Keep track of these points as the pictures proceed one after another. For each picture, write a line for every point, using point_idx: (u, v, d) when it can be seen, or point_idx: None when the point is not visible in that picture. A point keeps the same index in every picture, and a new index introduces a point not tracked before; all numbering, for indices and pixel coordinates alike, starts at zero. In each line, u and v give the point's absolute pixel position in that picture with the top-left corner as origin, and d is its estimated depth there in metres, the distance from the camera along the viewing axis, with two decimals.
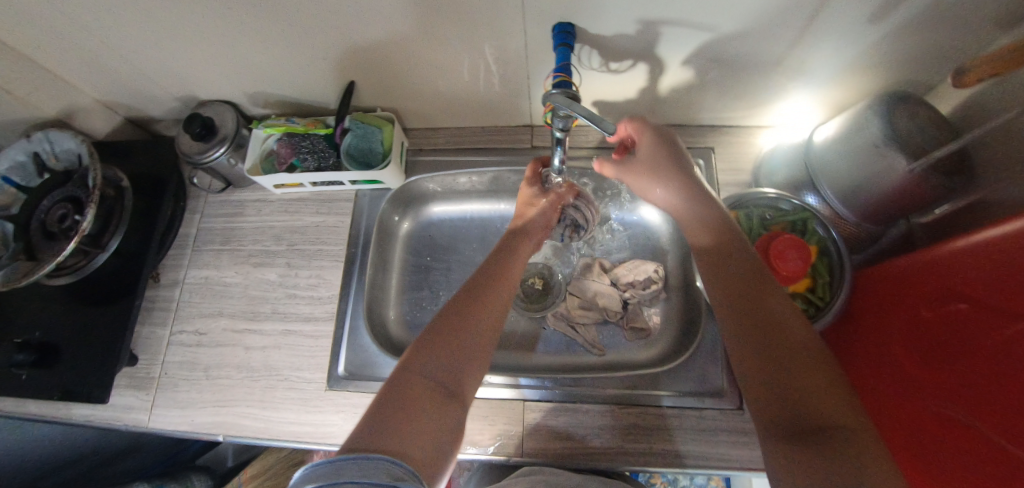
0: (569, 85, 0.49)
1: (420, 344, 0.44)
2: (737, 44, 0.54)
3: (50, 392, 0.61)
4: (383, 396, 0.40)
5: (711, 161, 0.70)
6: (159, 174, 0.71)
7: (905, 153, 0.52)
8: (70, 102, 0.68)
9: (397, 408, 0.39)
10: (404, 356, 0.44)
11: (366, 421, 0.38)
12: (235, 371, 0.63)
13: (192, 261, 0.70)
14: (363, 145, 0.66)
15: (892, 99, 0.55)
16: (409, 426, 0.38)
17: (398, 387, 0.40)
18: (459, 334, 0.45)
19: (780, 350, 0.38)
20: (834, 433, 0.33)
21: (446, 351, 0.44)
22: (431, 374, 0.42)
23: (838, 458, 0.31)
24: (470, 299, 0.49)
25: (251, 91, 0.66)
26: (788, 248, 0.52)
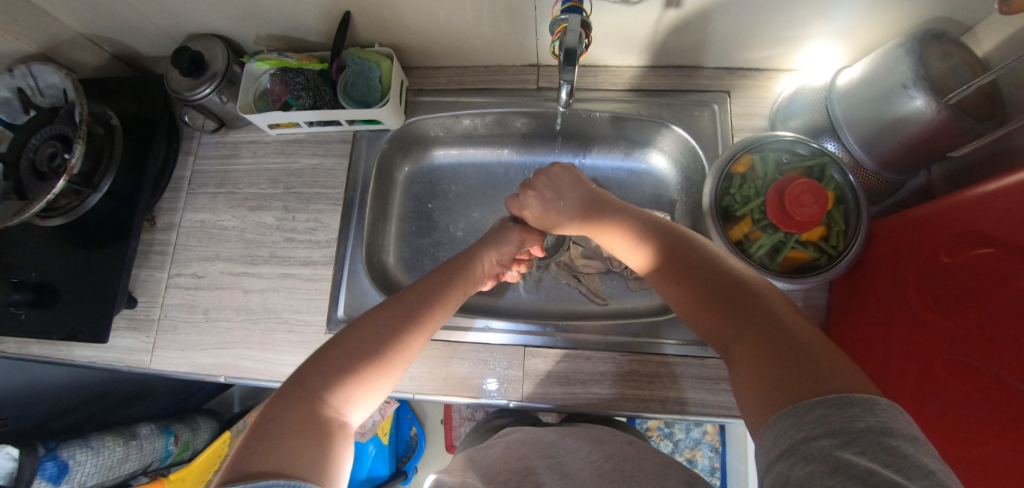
0: (579, 10, 0.46)
1: (317, 358, 0.42)
2: None
3: (49, 332, 0.61)
4: (263, 415, 0.36)
5: (725, 105, 0.67)
6: (148, 113, 0.68)
7: (935, 92, 0.48)
8: (51, 34, 0.64)
9: (272, 432, 0.35)
10: (300, 372, 0.41)
11: (238, 448, 0.33)
12: (234, 313, 0.63)
13: (188, 204, 0.69)
14: (361, 82, 0.63)
15: (926, 35, 0.51)
16: (282, 445, 0.33)
17: (289, 399, 0.38)
18: (351, 348, 0.43)
19: (715, 295, 0.41)
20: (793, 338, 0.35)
21: (341, 373, 0.41)
22: (318, 390, 0.39)
23: (799, 361, 0.33)
24: (377, 316, 0.47)
25: (241, 22, 0.62)
26: (804, 193, 0.49)
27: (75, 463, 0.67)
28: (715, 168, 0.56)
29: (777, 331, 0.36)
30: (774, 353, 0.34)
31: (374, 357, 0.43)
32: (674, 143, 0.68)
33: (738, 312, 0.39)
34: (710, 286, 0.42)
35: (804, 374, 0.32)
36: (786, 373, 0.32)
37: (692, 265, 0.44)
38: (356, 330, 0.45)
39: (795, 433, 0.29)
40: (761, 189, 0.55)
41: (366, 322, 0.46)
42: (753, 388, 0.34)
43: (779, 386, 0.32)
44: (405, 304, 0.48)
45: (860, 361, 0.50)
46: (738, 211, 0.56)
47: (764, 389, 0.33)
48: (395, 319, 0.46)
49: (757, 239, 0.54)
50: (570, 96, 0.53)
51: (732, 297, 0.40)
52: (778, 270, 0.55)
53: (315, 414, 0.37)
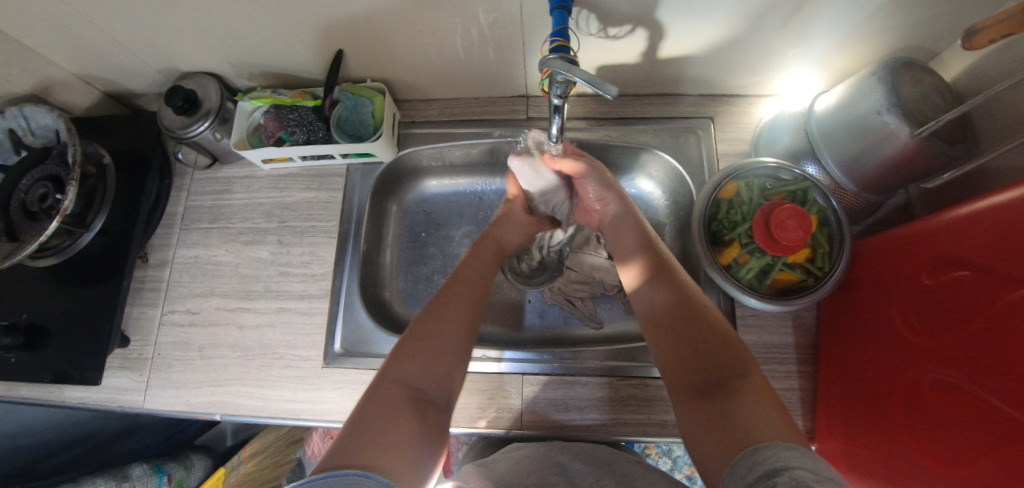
0: (567, 49, 0.47)
1: (399, 349, 0.44)
2: (741, 7, 0.52)
3: (40, 374, 0.60)
4: (361, 412, 0.38)
5: (710, 131, 0.69)
6: (141, 151, 0.68)
7: (909, 120, 0.50)
8: (45, 76, 0.65)
9: (375, 421, 0.37)
10: (382, 363, 0.43)
11: (341, 437, 0.36)
12: (229, 350, 0.63)
13: (181, 240, 0.68)
14: (354, 118, 0.64)
15: (898, 64, 0.53)
16: (382, 439, 0.36)
17: (375, 396, 0.40)
18: (433, 335, 0.45)
19: (696, 338, 0.41)
20: (736, 388, 0.36)
21: (417, 359, 0.43)
22: (405, 381, 0.41)
23: (738, 414, 0.34)
24: (436, 310, 0.47)
25: (235, 62, 0.64)
26: (789, 218, 0.51)
27: None
28: (703, 195, 0.57)
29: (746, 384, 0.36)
30: (742, 404, 0.35)
31: (452, 353, 0.45)
32: (664, 170, 0.69)
33: (710, 354, 0.40)
34: (691, 328, 0.42)
35: (759, 424, 0.33)
36: (727, 425, 0.34)
37: (667, 295, 0.46)
38: (426, 319, 0.46)
39: (773, 462, 0.29)
40: (748, 214, 0.57)
41: (439, 310, 0.47)
42: (710, 434, 0.35)
43: (735, 433, 0.33)
44: (469, 276, 0.52)
45: (853, 383, 0.51)
46: (726, 236, 0.57)
47: (715, 438, 0.34)
48: (467, 314, 0.48)
49: (746, 263, 0.56)
50: (560, 131, 0.54)
51: (695, 336, 0.41)
52: (768, 292, 0.56)
53: (409, 413, 0.39)
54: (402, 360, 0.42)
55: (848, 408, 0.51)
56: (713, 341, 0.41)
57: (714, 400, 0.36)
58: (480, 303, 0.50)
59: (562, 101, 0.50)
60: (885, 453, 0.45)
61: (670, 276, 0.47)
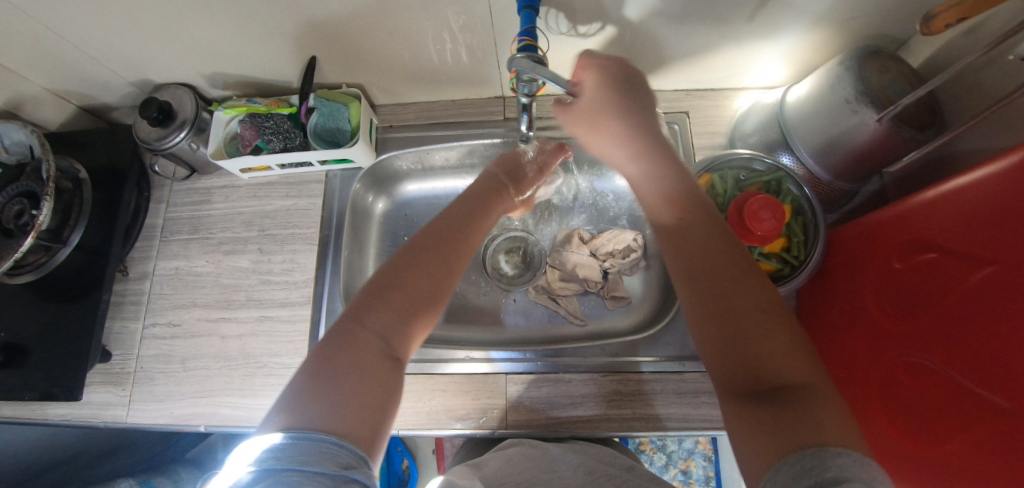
0: (534, 48, 0.48)
1: (360, 304, 0.43)
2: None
3: (19, 392, 0.60)
4: (317, 363, 0.38)
5: (686, 125, 0.69)
6: (116, 164, 0.67)
7: (875, 107, 0.51)
8: (16, 92, 0.64)
9: (336, 365, 0.38)
10: (348, 309, 0.43)
11: (299, 379, 0.37)
12: (211, 361, 0.62)
13: (161, 252, 0.68)
14: (330, 124, 0.64)
15: (863, 53, 0.54)
16: (338, 383, 0.37)
17: (339, 348, 0.40)
18: (404, 287, 0.45)
19: (749, 322, 0.37)
20: (799, 390, 0.33)
21: (387, 309, 0.43)
22: (371, 331, 0.42)
23: (797, 417, 0.32)
24: (412, 259, 0.47)
25: (209, 72, 0.64)
26: (761, 208, 0.51)
27: None
28: None
29: (812, 391, 0.33)
30: (802, 406, 0.32)
31: (418, 307, 0.45)
32: None
33: (762, 339, 0.36)
34: (741, 310, 0.38)
35: (820, 429, 0.31)
36: (785, 425, 0.32)
37: (715, 267, 0.41)
38: (398, 272, 0.46)
39: (826, 473, 0.28)
40: (723, 206, 0.57)
41: (404, 269, 0.46)
42: (756, 432, 0.33)
43: (793, 435, 0.31)
44: (438, 228, 0.52)
45: (830, 368, 0.51)
46: None
47: (765, 436, 0.32)
48: (428, 268, 0.47)
49: None
50: (530, 128, 0.55)
51: (744, 317, 0.38)
52: None
53: (372, 363, 0.39)
54: (370, 311, 0.43)
55: None
56: (766, 324, 0.37)
57: (771, 399, 0.34)
58: (444, 265, 0.49)
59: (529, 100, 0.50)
60: (864, 438, 0.46)
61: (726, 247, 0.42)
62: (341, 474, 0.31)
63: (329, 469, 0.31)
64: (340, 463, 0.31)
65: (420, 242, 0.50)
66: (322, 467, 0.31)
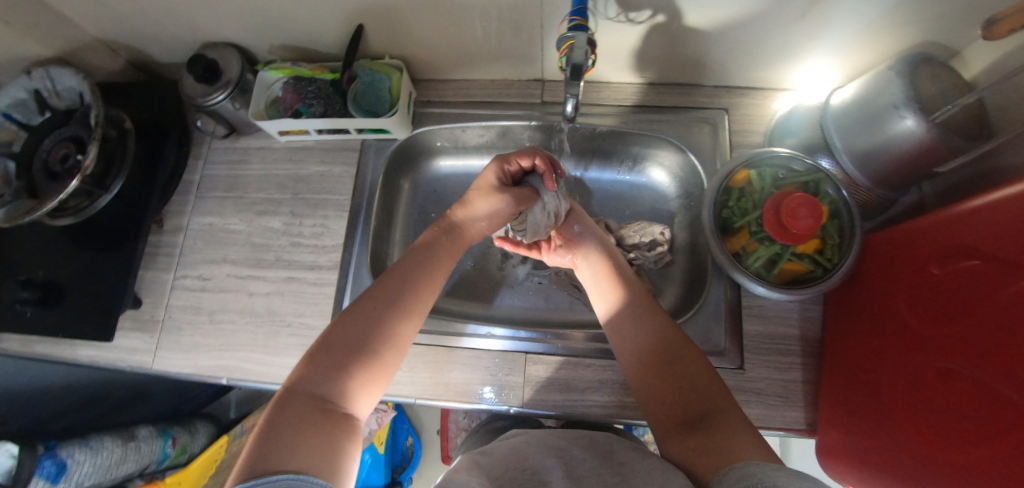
0: (584, 28, 0.48)
1: (307, 362, 0.43)
2: None
3: (54, 329, 0.62)
4: (269, 420, 0.38)
5: (725, 122, 0.68)
6: (160, 118, 0.69)
7: (924, 115, 0.50)
8: (71, 40, 0.66)
9: (283, 421, 0.38)
10: (292, 376, 0.42)
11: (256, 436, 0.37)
12: (238, 316, 0.64)
13: (196, 208, 0.70)
14: (370, 92, 0.64)
15: (916, 59, 0.53)
16: (294, 436, 0.37)
17: (284, 408, 0.39)
18: (352, 336, 0.45)
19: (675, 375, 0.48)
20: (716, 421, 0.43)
21: (337, 357, 0.43)
22: (317, 389, 0.41)
23: (717, 441, 0.41)
24: (363, 302, 0.48)
25: (256, 33, 0.65)
26: (800, 206, 0.51)
27: (73, 462, 0.67)
28: (715, 182, 0.57)
29: (727, 416, 0.43)
30: (719, 433, 0.41)
31: (372, 357, 0.45)
32: (677, 160, 0.69)
33: (689, 390, 0.47)
34: (668, 362, 0.49)
35: (733, 447, 0.39)
36: (703, 447, 0.41)
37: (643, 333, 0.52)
38: (344, 324, 0.46)
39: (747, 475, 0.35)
40: (759, 202, 0.57)
41: (357, 321, 0.46)
42: (691, 455, 0.42)
43: (715, 454, 0.40)
44: (399, 272, 0.52)
45: (856, 373, 0.51)
46: (736, 223, 0.57)
47: (696, 456, 0.41)
48: (377, 313, 0.47)
49: (754, 251, 0.56)
50: (574, 109, 0.56)
51: (671, 371, 0.49)
52: (775, 281, 0.56)
53: (320, 416, 0.39)
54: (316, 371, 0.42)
55: (851, 400, 0.50)
56: (683, 374, 0.48)
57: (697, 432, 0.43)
58: (401, 310, 0.49)
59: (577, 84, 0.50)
60: (886, 443, 0.45)
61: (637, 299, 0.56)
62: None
63: None
64: None
65: (372, 290, 0.50)
66: None
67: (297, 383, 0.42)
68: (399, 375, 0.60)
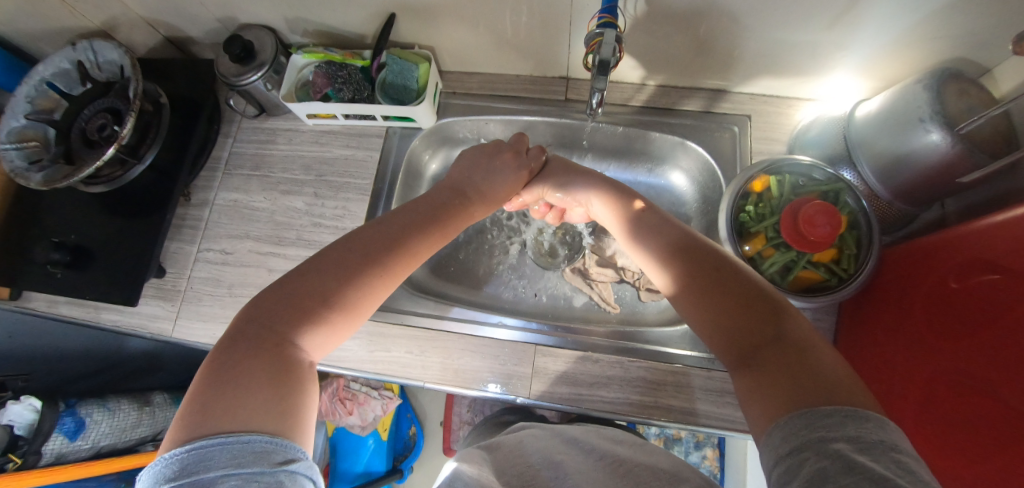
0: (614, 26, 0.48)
1: (270, 306, 0.40)
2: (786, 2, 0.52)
3: (81, 292, 0.64)
4: (219, 361, 0.35)
5: (748, 129, 0.68)
6: (195, 95, 0.71)
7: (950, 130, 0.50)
8: (113, 15, 0.68)
9: (232, 368, 0.35)
10: (246, 321, 0.39)
11: (204, 383, 0.33)
12: (257, 290, 0.66)
13: (222, 184, 0.71)
14: (398, 82, 0.66)
15: (945, 74, 0.53)
16: (245, 386, 0.34)
17: (240, 354, 0.36)
18: (322, 281, 0.42)
19: (742, 304, 0.41)
20: (797, 349, 0.36)
21: (308, 303, 0.41)
22: (279, 338, 0.38)
23: (795, 371, 0.35)
24: (354, 241, 0.46)
25: (292, 17, 0.66)
26: (818, 214, 0.51)
27: (91, 421, 0.71)
28: (734, 186, 0.57)
29: (802, 342, 0.37)
30: (801, 364, 0.35)
31: (354, 292, 0.43)
32: (696, 164, 0.69)
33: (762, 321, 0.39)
34: (729, 290, 0.42)
35: (828, 383, 0.33)
36: (785, 378, 0.35)
37: (700, 267, 0.45)
38: (317, 267, 0.43)
39: (814, 431, 0.30)
40: (776, 209, 0.57)
41: (311, 273, 0.43)
42: (762, 390, 0.35)
43: (797, 389, 0.33)
44: (389, 225, 0.49)
45: (868, 384, 0.51)
46: (753, 229, 0.57)
47: (769, 393, 0.35)
48: (347, 269, 0.44)
49: (769, 257, 0.56)
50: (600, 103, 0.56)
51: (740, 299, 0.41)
52: (789, 288, 0.56)
53: (277, 364, 0.36)
54: (280, 318, 0.39)
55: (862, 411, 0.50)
56: (750, 302, 0.41)
57: (767, 361, 0.36)
58: (383, 262, 0.46)
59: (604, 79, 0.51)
60: None
61: (692, 238, 0.48)
62: (279, 468, 0.29)
63: (264, 468, 0.29)
64: (277, 461, 0.29)
65: (355, 237, 0.47)
66: (255, 468, 0.28)
67: (232, 343, 0.37)
68: (411, 359, 0.61)
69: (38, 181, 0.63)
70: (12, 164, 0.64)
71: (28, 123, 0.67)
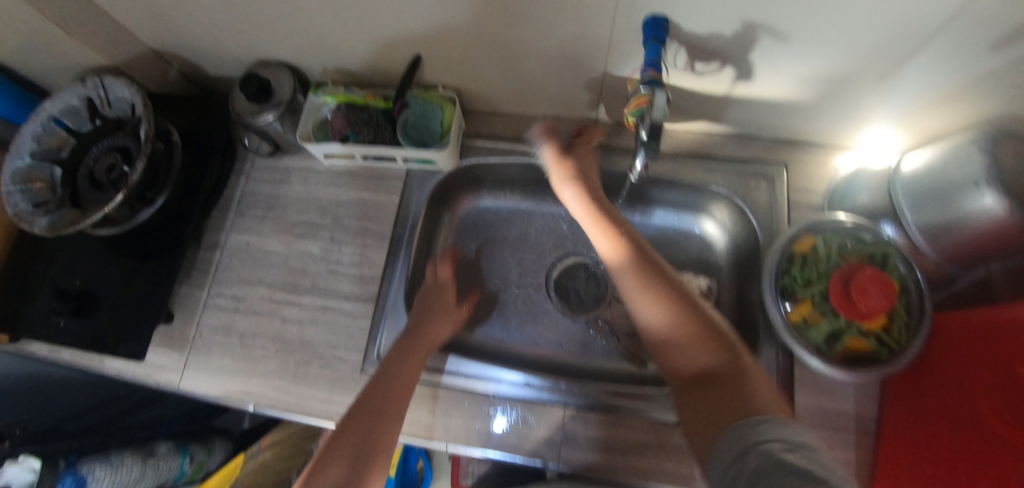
0: (660, 83, 0.47)
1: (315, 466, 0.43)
2: (827, 55, 0.50)
3: (85, 340, 0.62)
4: None
5: (784, 179, 0.65)
6: (208, 133, 0.69)
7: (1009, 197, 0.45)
8: (124, 50, 0.67)
9: None
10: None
11: None
12: (270, 341, 0.63)
13: (234, 225, 0.69)
14: (421, 123, 0.63)
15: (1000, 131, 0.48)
16: None
17: None
18: (357, 420, 0.46)
19: (687, 340, 0.47)
20: (729, 378, 0.42)
21: (350, 448, 0.44)
22: None
23: (729, 399, 0.40)
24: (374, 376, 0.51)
25: (311, 55, 0.64)
26: (871, 284, 0.48)
27: (93, 479, 0.68)
28: (778, 247, 0.56)
29: (737, 376, 0.42)
30: (734, 388, 0.41)
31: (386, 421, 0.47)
32: (732, 214, 0.66)
33: (704, 350, 0.46)
34: (682, 320, 0.48)
35: (753, 399, 0.39)
36: (723, 395, 0.41)
37: (651, 283, 0.51)
38: (353, 410, 0.47)
39: (751, 439, 0.34)
40: (823, 273, 0.55)
41: (355, 410, 0.47)
42: (703, 426, 0.41)
43: (732, 408, 0.39)
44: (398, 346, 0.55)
45: (919, 465, 0.47)
46: (798, 293, 0.55)
47: (707, 419, 0.41)
48: (376, 398, 0.48)
49: (816, 324, 0.54)
50: (642, 168, 0.52)
51: (685, 323, 0.48)
52: (836, 358, 0.53)
53: None
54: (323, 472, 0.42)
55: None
56: (694, 327, 0.47)
57: (708, 387, 0.43)
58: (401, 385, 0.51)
59: (655, 148, 0.47)
60: None
61: (642, 251, 0.53)
62: None
63: None
64: None
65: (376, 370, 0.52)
66: None
67: None
68: (430, 419, 0.58)
69: (42, 226, 0.61)
70: (16, 208, 0.62)
71: (34, 163, 0.65)
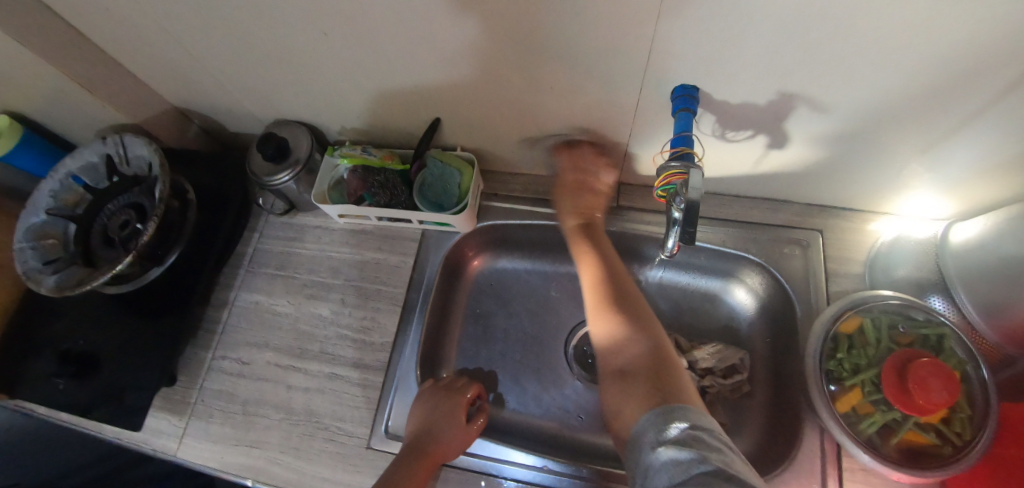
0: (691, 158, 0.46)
1: None
2: (865, 125, 0.48)
3: (83, 404, 0.59)
4: None
5: (820, 246, 0.62)
6: (224, 189, 0.68)
7: None
8: (148, 108, 0.68)
9: None
10: None
11: None
12: (273, 410, 0.59)
13: (245, 283, 0.67)
14: (438, 185, 0.61)
15: None
16: None
17: None
18: None
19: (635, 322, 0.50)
20: (667, 368, 0.45)
21: None
22: None
23: (660, 383, 0.43)
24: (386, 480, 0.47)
25: (330, 115, 0.64)
26: (931, 376, 0.43)
27: None
28: (820, 327, 0.52)
29: (670, 365, 0.45)
30: (665, 377, 0.44)
31: None
32: (766, 282, 0.63)
33: (642, 330, 0.48)
34: (625, 306, 0.51)
35: (679, 394, 0.42)
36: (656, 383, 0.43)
37: (615, 282, 0.54)
38: None
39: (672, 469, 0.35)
40: (874, 358, 0.50)
41: None
42: (629, 402, 0.43)
43: (659, 394, 0.42)
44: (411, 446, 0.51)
45: None
46: (847, 379, 0.50)
47: (637, 397, 0.43)
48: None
49: (868, 414, 0.49)
50: (674, 247, 0.49)
51: (631, 311, 0.51)
52: (890, 453, 0.48)
53: None
54: None
55: None
56: (638, 315, 0.50)
57: (638, 372, 0.45)
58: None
59: (691, 232, 0.43)
60: None
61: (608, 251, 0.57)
62: None
63: None
64: None
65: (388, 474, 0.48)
66: None
67: None
68: None
69: (49, 286, 0.59)
70: (26, 265, 0.61)
71: (49, 219, 0.64)
